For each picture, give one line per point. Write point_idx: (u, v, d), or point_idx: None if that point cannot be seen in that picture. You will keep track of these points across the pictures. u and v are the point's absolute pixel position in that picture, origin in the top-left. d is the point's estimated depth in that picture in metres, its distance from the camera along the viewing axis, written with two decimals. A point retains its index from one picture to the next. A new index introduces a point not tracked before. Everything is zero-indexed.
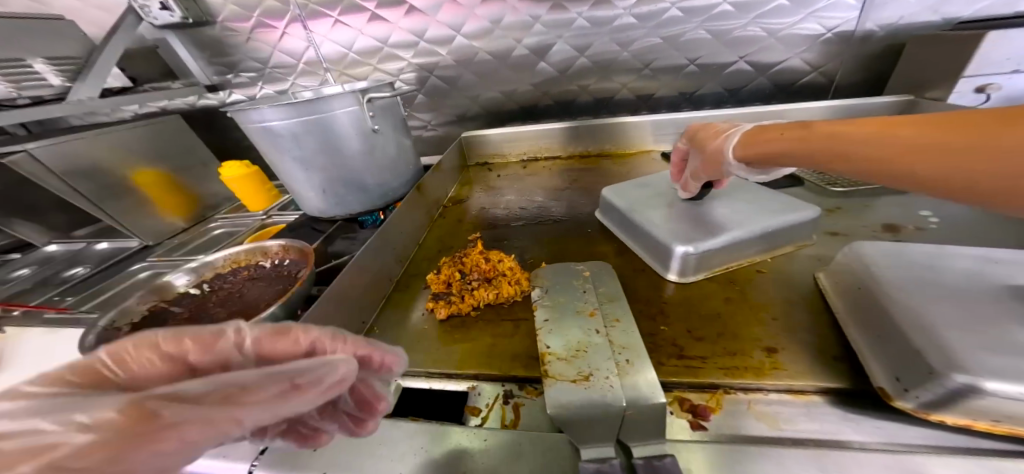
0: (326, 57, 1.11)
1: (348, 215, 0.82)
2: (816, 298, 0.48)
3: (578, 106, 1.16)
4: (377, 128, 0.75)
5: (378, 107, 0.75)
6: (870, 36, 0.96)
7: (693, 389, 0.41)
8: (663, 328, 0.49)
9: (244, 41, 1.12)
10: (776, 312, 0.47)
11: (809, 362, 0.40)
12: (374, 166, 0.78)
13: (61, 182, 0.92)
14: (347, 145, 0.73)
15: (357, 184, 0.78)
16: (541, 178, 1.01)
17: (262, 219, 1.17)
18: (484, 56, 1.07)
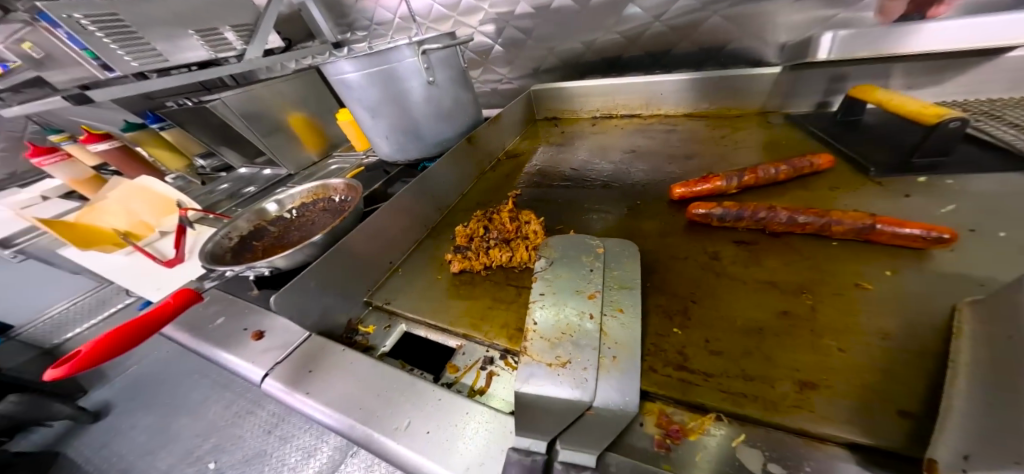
0: (416, 11, 1.15)
1: (408, 159, 0.87)
2: (927, 344, 0.34)
3: (674, 56, 0.96)
4: (433, 80, 0.77)
5: (433, 59, 0.76)
6: None
7: (681, 406, 0.36)
8: (676, 330, 0.41)
9: (355, 1, 1.25)
10: (846, 341, 0.36)
11: (852, 411, 0.32)
12: (429, 118, 0.81)
13: (242, 122, 1.22)
14: (406, 99, 0.77)
15: (414, 136, 0.83)
16: (609, 136, 0.89)
17: (361, 159, 1.35)
18: (563, 1, 0.96)
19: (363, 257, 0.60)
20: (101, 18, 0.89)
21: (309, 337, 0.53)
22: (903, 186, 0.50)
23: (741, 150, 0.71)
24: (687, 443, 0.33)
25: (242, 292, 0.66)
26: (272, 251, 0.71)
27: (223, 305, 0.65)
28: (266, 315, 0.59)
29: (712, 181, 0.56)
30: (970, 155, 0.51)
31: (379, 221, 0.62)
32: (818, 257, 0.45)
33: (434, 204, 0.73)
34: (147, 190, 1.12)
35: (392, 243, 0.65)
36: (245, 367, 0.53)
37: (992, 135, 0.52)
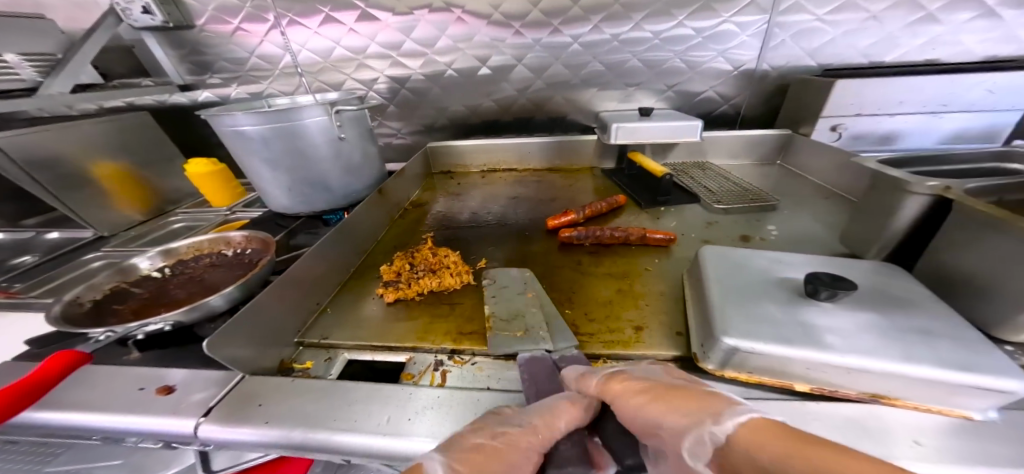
0: (302, 64, 1.20)
1: (312, 211, 0.90)
2: (681, 298, 0.64)
3: (535, 124, 1.31)
4: (344, 136, 0.83)
5: (346, 118, 0.82)
6: (766, 75, 1.13)
7: (582, 359, 0.55)
8: (567, 311, 0.63)
9: (221, 43, 1.19)
10: (649, 300, 0.64)
11: (660, 335, 0.57)
12: (339, 170, 0.86)
13: (22, 173, 0.90)
14: (315, 151, 0.80)
15: (321, 185, 0.85)
16: (496, 187, 1.13)
17: (225, 214, 1.18)
18: (451, 73, 1.20)
19: (292, 303, 0.62)
20: None
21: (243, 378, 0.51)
22: (658, 213, 0.89)
23: (588, 194, 1.05)
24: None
25: (116, 358, 0.56)
26: (148, 312, 0.62)
27: (81, 375, 0.52)
28: (168, 371, 0.52)
29: (569, 213, 0.85)
30: (683, 197, 0.93)
31: (304, 264, 0.65)
32: (631, 258, 0.75)
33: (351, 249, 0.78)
34: None
35: (315, 286, 0.67)
36: (163, 426, 0.46)
37: (689, 185, 0.97)
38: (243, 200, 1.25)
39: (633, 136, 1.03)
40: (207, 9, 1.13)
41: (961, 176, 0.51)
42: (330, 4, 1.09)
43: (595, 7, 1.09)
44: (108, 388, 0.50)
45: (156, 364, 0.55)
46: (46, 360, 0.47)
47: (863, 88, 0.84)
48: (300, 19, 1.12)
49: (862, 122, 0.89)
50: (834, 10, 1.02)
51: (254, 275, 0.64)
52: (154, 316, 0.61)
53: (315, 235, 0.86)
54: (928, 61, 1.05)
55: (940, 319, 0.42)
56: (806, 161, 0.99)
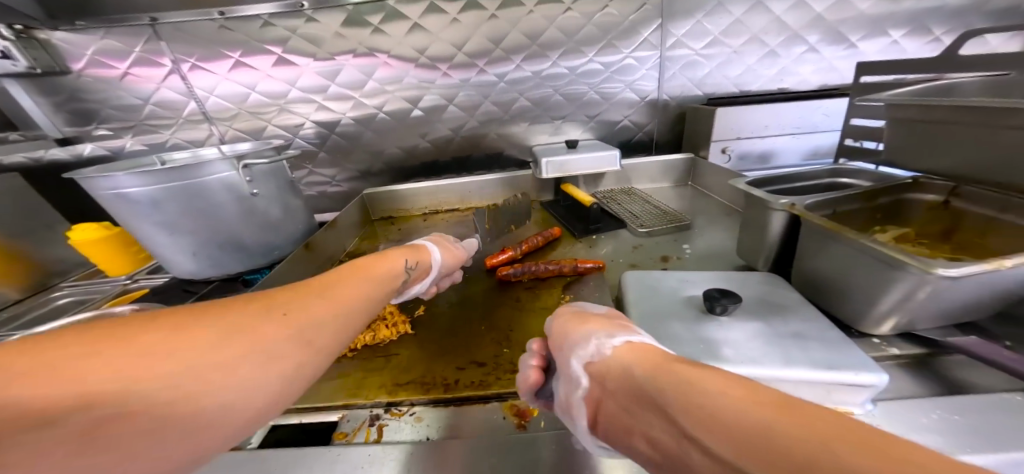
0: (211, 110, 1.13)
1: (228, 274, 0.80)
2: None
3: (474, 161, 1.35)
4: (257, 192, 0.73)
5: (259, 172, 0.72)
6: (667, 105, 1.29)
7: (522, 397, 0.55)
8: (505, 349, 0.65)
9: (111, 91, 1.09)
10: None
11: None
12: (255, 227, 0.75)
13: None
14: (222, 211, 0.70)
15: (234, 245, 0.74)
16: (437, 230, 1.14)
17: (124, 283, 1.04)
18: (383, 116, 1.21)
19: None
20: None
21: None
22: (592, 242, 0.95)
23: (532, 227, 1.10)
24: (533, 418, 0.52)
25: None
26: None
27: None
28: None
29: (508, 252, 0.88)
30: (613, 224, 1.01)
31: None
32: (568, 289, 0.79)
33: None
34: None
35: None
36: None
37: (617, 212, 1.06)
38: (148, 266, 1.10)
39: (563, 169, 1.10)
40: (87, 52, 1.03)
41: (813, 192, 0.64)
42: (239, 49, 1.06)
43: (515, 48, 1.19)
44: None
45: None
46: None
47: (738, 117, 1.01)
48: (204, 64, 1.07)
49: (743, 144, 1.05)
50: (706, 46, 1.20)
51: None
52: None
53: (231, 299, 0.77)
54: (781, 89, 1.27)
55: (811, 324, 0.49)
56: (711, 182, 1.11)
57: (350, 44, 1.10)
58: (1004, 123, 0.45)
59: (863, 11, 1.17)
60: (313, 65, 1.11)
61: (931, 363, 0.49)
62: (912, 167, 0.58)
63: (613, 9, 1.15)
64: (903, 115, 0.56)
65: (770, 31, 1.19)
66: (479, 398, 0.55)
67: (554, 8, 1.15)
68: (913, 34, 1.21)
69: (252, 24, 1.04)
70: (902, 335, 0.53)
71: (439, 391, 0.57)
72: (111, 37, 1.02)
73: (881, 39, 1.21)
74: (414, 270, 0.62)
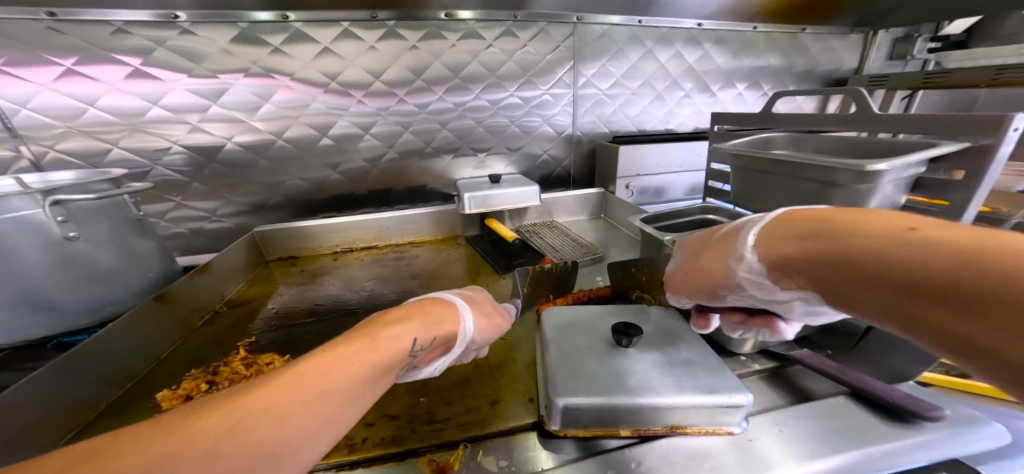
0: (23, 126, 0.89)
1: (31, 341, 0.60)
2: (535, 360, 0.66)
3: (393, 195, 1.30)
4: (75, 235, 0.58)
5: (76, 211, 0.59)
6: (580, 141, 1.37)
7: (440, 450, 0.50)
8: (422, 399, 0.58)
9: None
10: (508, 370, 0.65)
11: (520, 404, 0.57)
12: (76, 281, 0.60)
13: None
14: (17, 262, 0.54)
15: (40, 306, 0.57)
16: (351, 270, 1.06)
17: None
18: (282, 144, 1.11)
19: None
20: None
21: None
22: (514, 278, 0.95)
23: (459, 263, 1.09)
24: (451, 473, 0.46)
25: None
26: None
27: None
28: None
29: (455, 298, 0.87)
30: (533, 257, 1.03)
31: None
32: None
33: (104, 377, 0.57)
34: None
35: (26, 439, 0.47)
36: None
37: (538, 245, 1.08)
38: None
39: (485, 204, 1.10)
40: None
41: (687, 227, 0.71)
42: (74, 57, 0.88)
43: (436, 80, 1.19)
44: None
45: None
46: None
47: (636, 156, 1.12)
48: (19, 70, 0.86)
49: (642, 180, 1.16)
50: (610, 87, 1.32)
51: None
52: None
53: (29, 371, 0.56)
54: (669, 129, 1.44)
55: (693, 348, 0.54)
56: (617, 215, 1.20)
57: (241, 62, 1.00)
58: (799, 174, 0.50)
59: (721, 65, 1.39)
60: (188, 83, 0.98)
61: (784, 375, 0.56)
62: (747, 207, 0.63)
63: (530, 49, 1.22)
64: (739, 164, 0.61)
65: (657, 77, 1.35)
66: (391, 455, 0.49)
67: (475, 44, 1.18)
68: (752, 87, 1.47)
69: (99, 29, 0.88)
70: (760, 350, 0.60)
71: (342, 454, 0.49)
72: None
73: (731, 90, 1.44)
74: (424, 352, 0.45)
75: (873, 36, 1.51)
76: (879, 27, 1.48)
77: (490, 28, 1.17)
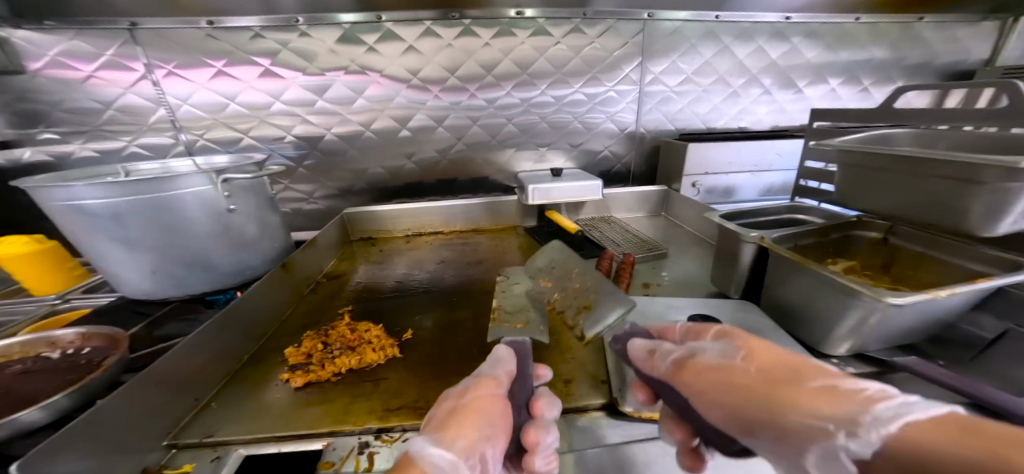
0: (181, 118, 1.10)
1: (190, 293, 0.73)
2: (603, 345, 0.67)
3: (458, 185, 1.37)
4: (233, 209, 0.69)
5: (237, 188, 0.70)
6: (643, 138, 1.37)
7: (518, 420, 0.53)
8: None
9: (72, 88, 1.02)
10: (575, 353, 0.66)
11: (592, 386, 0.58)
12: (228, 247, 0.71)
13: None
14: (193, 227, 0.66)
15: (203, 265, 0.70)
16: (421, 252, 1.14)
17: (51, 304, 0.91)
18: (369, 135, 1.21)
19: (156, 402, 0.50)
20: None
21: None
22: None
23: (516, 252, 1.13)
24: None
25: None
26: None
27: None
28: None
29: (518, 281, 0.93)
30: (596, 250, 1.04)
31: (179, 362, 0.54)
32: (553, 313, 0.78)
33: (245, 332, 0.68)
34: None
35: (195, 381, 0.57)
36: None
37: (598, 238, 1.10)
38: (84, 285, 0.98)
39: (547, 196, 1.12)
40: (49, 52, 0.98)
41: (772, 225, 0.71)
42: (223, 60, 1.06)
43: (505, 75, 1.24)
44: None
45: None
46: None
47: (708, 154, 1.10)
48: (181, 71, 1.05)
49: (710, 179, 1.14)
50: (679, 84, 1.30)
51: (96, 378, 0.50)
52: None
53: (191, 322, 0.69)
54: (743, 127, 1.39)
55: (782, 345, 0.52)
56: (681, 214, 1.18)
57: (342, 61, 1.12)
58: (930, 173, 0.49)
59: (811, 60, 1.32)
60: (303, 80, 1.11)
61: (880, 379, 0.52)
62: (854, 205, 0.62)
63: (600, 44, 1.23)
64: (848, 160, 0.60)
65: (733, 73, 1.30)
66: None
67: (543, 41, 1.21)
68: (849, 82, 1.37)
69: (241, 35, 1.04)
70: (855, 355, 0.55)
71: None
72: (82, 38, 0.98)
73: (822, 86, 1.36)
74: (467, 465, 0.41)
75: (1015, 23, 1.34)
76: (1022, 12, 1.32)
77: (558, 25, 1.20)
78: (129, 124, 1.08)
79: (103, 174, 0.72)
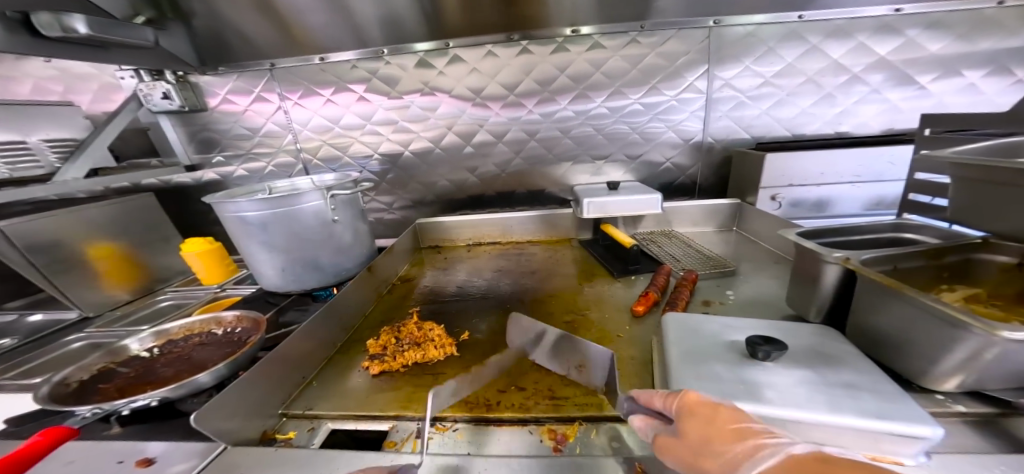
0: (301, 142, 1.41)
1: (303, 288, 0.94)
2: (651, 360, 0.64)
3: (516, 197, 1.46)
4: (337, 219, 0.91)
5: (340, 201, 0.92)
6: (712, 148, 1.30)
7: (560, 422, 0.55)
8: (545, 377, 0.64)
9: (232, 122, 1.37)
10: (621, 365, 0.64)
11: None
12: (331, 249, 0.93)
13: (19, 257, 0.96)
14: (310, 231, 0.88)
15: (313, 264, 0.91)
16: (480, 260, 1.23)
17: (215, 292, 1.25)
18: (438, 151, 1.40)
19: (277, 376, 0.63)
20: None
21: (226, 447, 0.50)
22: (631, 281, 0.97)
23: (572, 264, 1.14)
24: (569, 444, 0.51)
25: (97, 433, 0.55)
26: (134, 389, 0.60)
27: None
28: (154, 441, 0.51)
29: (571, 292, 0.95)
30: (652, 264, 1.02)
31: (295, 344, 0.68)
32: (601, 326, 0.77)
33: (337, 324, 0.81)
34: None
35: (303, 364, 0.69)
36: None
37: (656, 253, 1.07)
38: (234, 277, 1.32)
39: (603, 210, 1.11)
40: (220, 92, 1.33)
41: (871, 245, 0.62)
42: (330, 90, 1.33)
43: (561, 90, 1.28)
44: (86, 461, 0.49)
45: (135, 438, 0.53)
46: (39, 434, 0.46)
47: (789, 163, 1.01)
48: (302, 101, 1.35)
49: (795, 191, 1.04)
50: (756, 89, 1.22)
51: (243, 352, 0.64)
52: (140, 393, 0.58)
53: (304, 311, 0.88)
54: (840, 131, 1.25)
55: (861, 374, 0.44)
56: (756, 228, 1.09)
57: (417, 84, 1.31)
58: None
59: (935, 53, 1.14)
60: (387, 105, 1.35)
61: (1003, 424, 0.43)
62: (980, 224, 0.54)
63: (664, 51, 1.20)
64: (962, 174, 0.53)
65: (827, 73, 1.19)
66: (518, 419, 0.56)
67: (599, 54, 1.23)
68: (997, 73, 1.15)
69: (342, 67, 1.30)
70: (966, 392, 0.47)
71: (481, 411, 0.58)
72: (241, 80, 1.32)
73: (956, 79, 1.16)
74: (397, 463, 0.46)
75: None
76: None
77: (614, 38, 1.21)
78: (268, 148, 1.41)
79: (257, 190, 0.90)
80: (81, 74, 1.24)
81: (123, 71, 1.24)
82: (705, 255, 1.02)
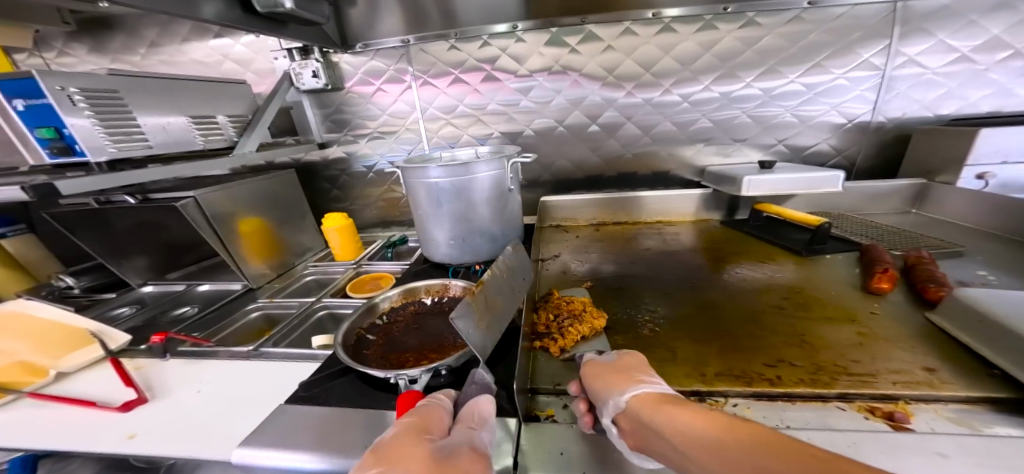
0: (425, 119, 1.42)
1: (473, 260, 0.95)
2: (941, 337, 0.57)
3: (638, 178, 1.41)
4: (513, 188, 0.92)
5: (514, 169, 0.92)
6: (882, 126, 1.18)
7: (876, 400, 0.48)
8: (811, 347, 0.58)
9: (362, 102, 1.41)
10: (906, 341, 0.57)
11: (967, 377, 0.49)
12: (504, 220, 0.93)
13: (206, 226, 1.03)
14: (490, 198, 0.88)
15: (488, 233, 0.92)
16: (619, 240, 1.19)
17: (353, 267, 1.28)
18: (562, 130, 1.37)
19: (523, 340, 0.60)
20: (97, 94, 0.77)
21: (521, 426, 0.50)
22: (817, 260, 0.89)
23: (727, 241, 1.08)
24: (916, 421, 0.44)
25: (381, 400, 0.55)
26: (398, 357, 0.61)
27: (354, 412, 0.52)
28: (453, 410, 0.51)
29: (754, 269, 0.89)
30: (842, 245, 0.92)
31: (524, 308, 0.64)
32: (836, 302, 0.69)
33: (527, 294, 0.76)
34: (23, 317, 0.84)
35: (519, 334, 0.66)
36: None
37: (840, 233, 0.97)
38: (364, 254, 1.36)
39: (761, 188, 1.05)
40: (358, 72, 1.37)
41: None
42: (460, 68, 1.33)
43: (706, 68, 1.21)
44: None
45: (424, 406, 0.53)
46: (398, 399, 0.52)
47: (1012, 138, 0.89)
48: (432, 80, 1.36)
49: (1012, 169, 0.93)
50: (947, 64, 1.09)
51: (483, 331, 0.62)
52: (412, 364, 0.59)
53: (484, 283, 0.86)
54: None
55: None
56: (958, 208, 0.99)
57: (549, 62, 1.28)
58: None
59: None
60: (514, 83, 1.33)
61: None
62: None
63: (833, 27, 1.10)
64: None
65: None
66: (813, 394, 0.50)
67: (752, 31, 1.15)
68: None
69: (475, 44, 1.29)
70: None
71: (767, 385, 0.52)
72: (377, 59, 1.34)
73: None
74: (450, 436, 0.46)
75: None
76: None
77: (772, 15, 1.12)
78: (394, 126, 1.44)
79: (434, 159, 0.92)
80: (241, 58, 1.33)
81: (277, 51, 1.30)
82: (899, 234, 0.93)
